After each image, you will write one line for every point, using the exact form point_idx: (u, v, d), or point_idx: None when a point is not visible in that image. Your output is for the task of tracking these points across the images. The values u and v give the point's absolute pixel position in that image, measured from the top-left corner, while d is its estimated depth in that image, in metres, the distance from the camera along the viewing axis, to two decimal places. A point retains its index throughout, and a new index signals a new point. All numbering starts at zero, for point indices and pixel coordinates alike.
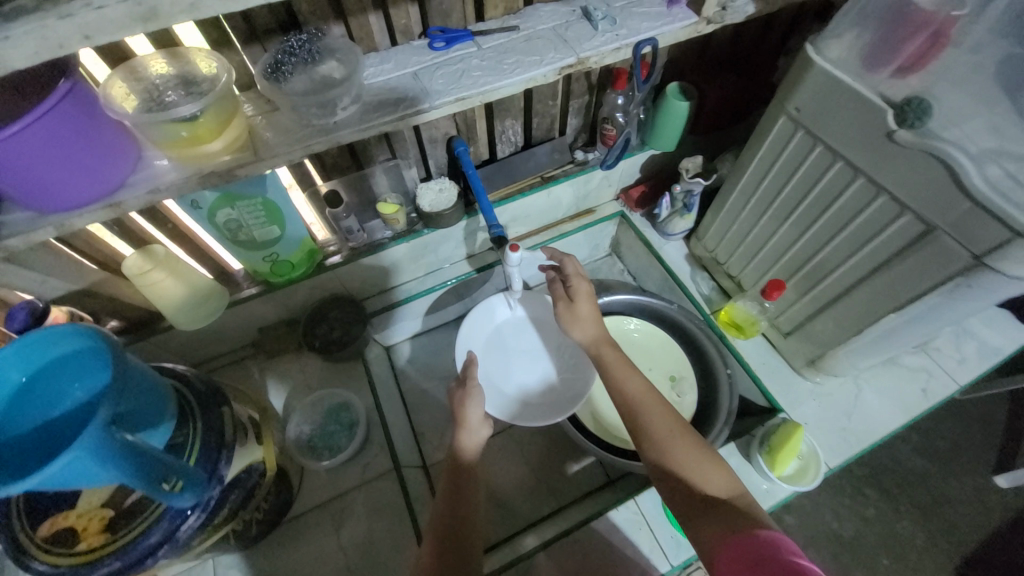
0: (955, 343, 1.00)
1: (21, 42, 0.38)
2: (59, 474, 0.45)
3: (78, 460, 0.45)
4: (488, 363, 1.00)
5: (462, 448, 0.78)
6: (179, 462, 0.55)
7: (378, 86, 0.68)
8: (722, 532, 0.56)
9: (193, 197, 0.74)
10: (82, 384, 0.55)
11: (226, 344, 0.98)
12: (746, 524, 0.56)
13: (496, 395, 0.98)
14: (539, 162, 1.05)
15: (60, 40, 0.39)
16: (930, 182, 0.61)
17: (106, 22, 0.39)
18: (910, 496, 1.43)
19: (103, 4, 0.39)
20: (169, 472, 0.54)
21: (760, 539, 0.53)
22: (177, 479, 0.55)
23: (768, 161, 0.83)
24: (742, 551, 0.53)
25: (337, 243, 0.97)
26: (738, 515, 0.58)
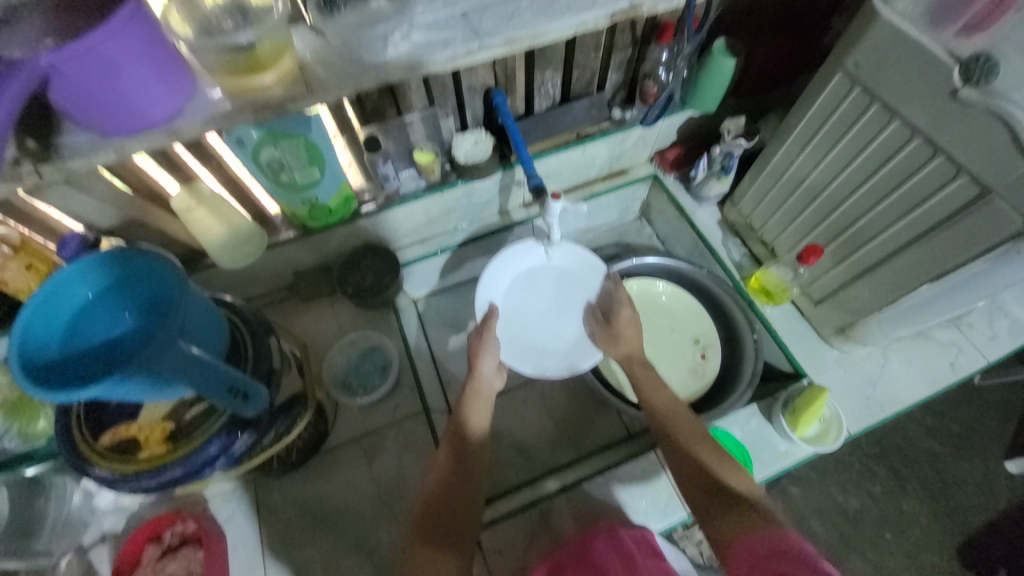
0: (989, 321, 0.98)
1: None
2: (112, 390, 0.50)
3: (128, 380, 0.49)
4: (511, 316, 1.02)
5: (479, 393, 0.83)
6: (243, 376, 0.58)
7: (427, 26, 0.67)
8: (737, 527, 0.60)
9: (240, 132, 0.75)
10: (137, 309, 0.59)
11: (265, 285, 1.02)
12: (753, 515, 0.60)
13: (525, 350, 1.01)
14: (576, 118, 1.03)
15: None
16: (989, 143, 0.59)
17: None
18: (918, 475, 1.45)
19: None
20: (236, 383, 0.57)
21: (776, 535, 0.56)
22: (243, 390, 0.58)
23: (817, 121, 0.80)
24: (753, 546, 0.56)
25: (372, 191, 0.98)
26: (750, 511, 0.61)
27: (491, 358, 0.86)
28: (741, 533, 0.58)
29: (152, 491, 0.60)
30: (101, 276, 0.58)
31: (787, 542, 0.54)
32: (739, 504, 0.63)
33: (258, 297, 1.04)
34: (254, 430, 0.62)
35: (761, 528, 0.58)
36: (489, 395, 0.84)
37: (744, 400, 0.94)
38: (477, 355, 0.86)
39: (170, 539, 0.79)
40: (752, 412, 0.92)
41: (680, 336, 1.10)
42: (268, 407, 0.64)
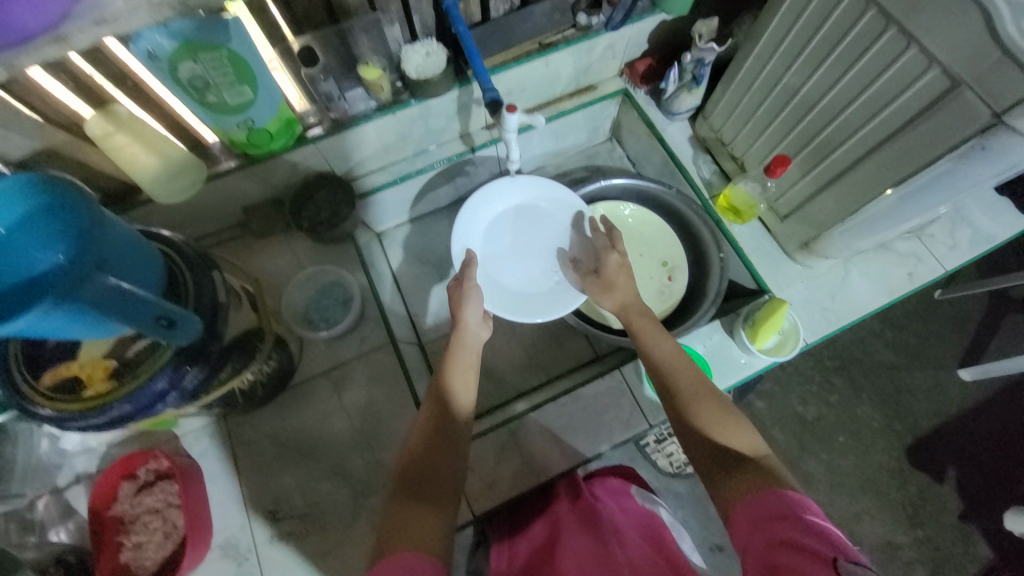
0: (951, 231, 0.99)
1: None
2: (30, 325, 0.46)
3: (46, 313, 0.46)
4: (490, 260, 0.99)
5: (464, 344, 0.83)
6: (174, 305, 0.55)
7: None
8: (742, 488, 0.56)
9: (146, 41, 0.66)
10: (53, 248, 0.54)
11: (214, 222, 0.96)
12: (763, 476, 0.56)
13: (503, 296, 0.97)
14: (537, 23, 0.94)
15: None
16: (963, 28, 0.55)
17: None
18: (873, 384, 1.54)
19: None
20: (165, 311, 0.54)
21: (782, 498, 0.52)
22: (175, 318, 0.56)
23: (792, 15, 0.74)
24: (758, 510, 0.52)
25: (317, 114, 0.90)
26: (759, 471, 0.57)
27: (475, 307, 0.85)
28: (746, 493, 0.55)
29: (104, 428, 0.58)
30: (12, 211, 0.53)
31: (794, 507, 0.51)
32: (744, 463, 0.60)
33: (209, 235, 0.99)
34: (204, 364, 0.61)
35: (768, 486, 0.54)
36: (478, 345, 0.84)
37: (707, 319, 0.96)
38: (461, 306, 0.85)
39: (145, 476, 0.81)
40: (715, 327, 0.94)
41: (649, 259, 1.08)
42: (199, 336, 0.60)
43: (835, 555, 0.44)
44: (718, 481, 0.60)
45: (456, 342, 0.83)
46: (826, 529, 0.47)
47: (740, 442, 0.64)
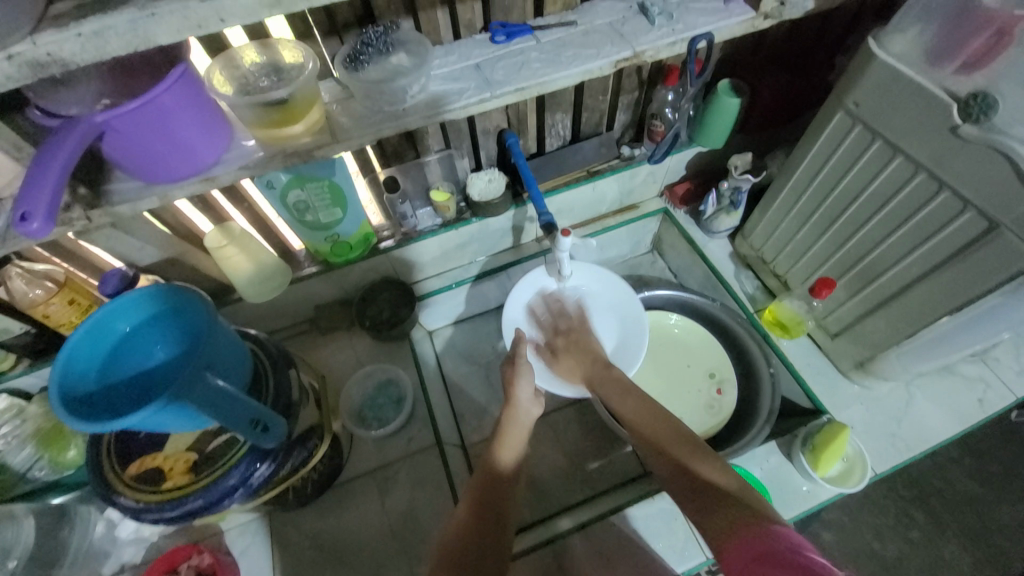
0: (1018, 354, 0.95)
1: (165, 18, 0.44)
2: (144, 421, 0.52)
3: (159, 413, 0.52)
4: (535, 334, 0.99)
5: (511, 424, 0.80)
6: (265, 408, 0.61)
7: (442, 78, 0.73)
8: (726, 526, 0.53)
9: (269, 176, 0.80)
10: (166, 345, 0.64)
11: (287, 319, 1.06)
12: (749, 513, 0.53)
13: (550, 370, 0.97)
14: (586, 156, 1.07)
15: (199, 22, 0.45)
16: (992, 177, 0.60)
17: (240, 8, 0.45)
18: (960, 521, 1.36)
19: None
20: (258, 414, 0.60)
21: (769, 531, 0.49)
22: (263, 421, 0.61)
23: (822, 156, 0.82)
24: (748, 544, 0.49)
25: (391, 228, 1.03)
26: (743, 508, 0.55)
27: (526, 384, 0.84)
28: (732, 530, 0.52)
29: (174, 521, 0.61)
30: (140, 312, 0.62)
31: (775, 543, 0.48)
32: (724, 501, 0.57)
33: (280, 330, 1.08)
34: (272, 461, 0.65)
35: (756, 522, 0.52)
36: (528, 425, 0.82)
37: (762, 437, 0.93)
38: (513, 382, 0.84)
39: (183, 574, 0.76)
40: (771, 449, 0.90)
41: (695, 370, 1.09)
42: (285, 437, 0.66)
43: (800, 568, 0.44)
44: (705, 524, 0.56)
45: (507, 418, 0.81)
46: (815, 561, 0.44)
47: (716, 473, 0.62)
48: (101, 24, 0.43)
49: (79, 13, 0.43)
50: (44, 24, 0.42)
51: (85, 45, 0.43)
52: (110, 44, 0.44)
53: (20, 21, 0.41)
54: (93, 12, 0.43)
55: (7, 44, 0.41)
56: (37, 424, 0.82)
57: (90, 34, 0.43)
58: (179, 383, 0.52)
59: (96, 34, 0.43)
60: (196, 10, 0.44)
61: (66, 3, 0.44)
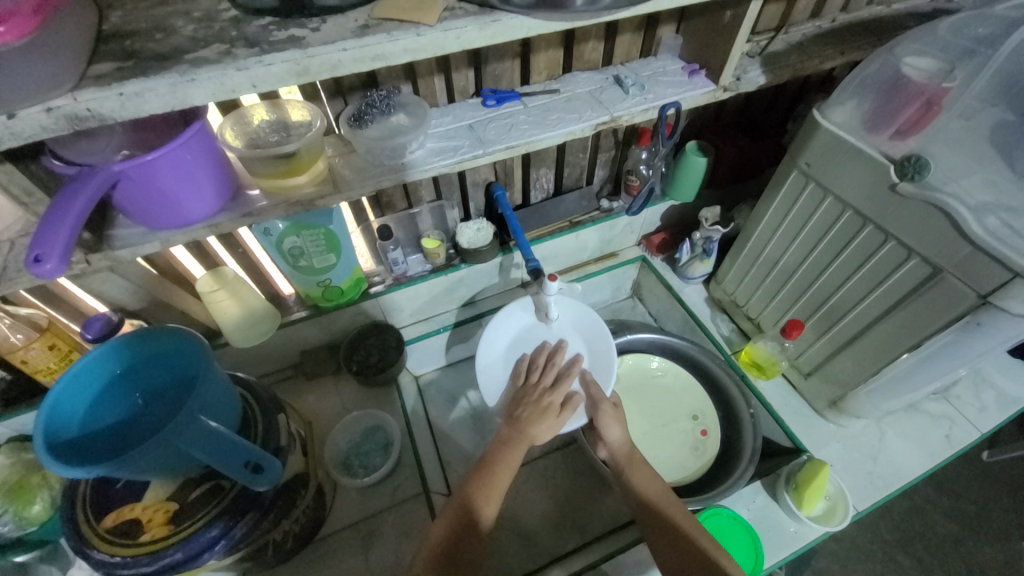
0: (975, 391, 1.01)
1: (203, 83, 0.48)
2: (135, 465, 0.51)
3: None
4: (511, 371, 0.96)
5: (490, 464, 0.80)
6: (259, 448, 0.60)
7: (438, 136, 0.79)
8: None
9: (267, 224, 0.83)
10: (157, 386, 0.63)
11: (273, 364, 1.05)
12: None
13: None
14: (568, 208, 1.14)
15: (232, 86, 0.49)
16: (932, 228, 0.67)
17: (270, 75, 0.50)
18: (944, 563, 1.37)
19: (270, 62, 0.49)
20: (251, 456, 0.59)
21: None
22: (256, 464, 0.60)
23: (784, 208, 0.90)
24: None
25: (381, 273, 1.06)
26: None
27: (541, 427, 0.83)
28: None
29: None
30: (128, 355, 0.62)
31: None
32: None
33: (263, 376, 1.06)
34: (257, 510, 0.63)
35: None
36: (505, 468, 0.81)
37: (749, 475, 0.93)
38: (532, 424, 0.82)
39: None
40: (757, 489, 0.92)
41: (678, 412, 1.12)
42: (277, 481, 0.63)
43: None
44: None
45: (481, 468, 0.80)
46: None
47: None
48: (140, 85, 0.46)
49: (118, 75, 0.47)
50: (85, 82, 0.46)
51: (123, 103, 0.47)
52: (147, 103, 0.48)
53: (64, 80, 0.45)
54: (131, 74, 0.47)
55: (49, 99, 0.44)
56: (2, 476, 0.77)
57: (131, 94, 0.46)
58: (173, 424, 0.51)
59: (136, 94, 0.46)
60: (233, 77, 0.48)
61: (105, 66, 0.48)
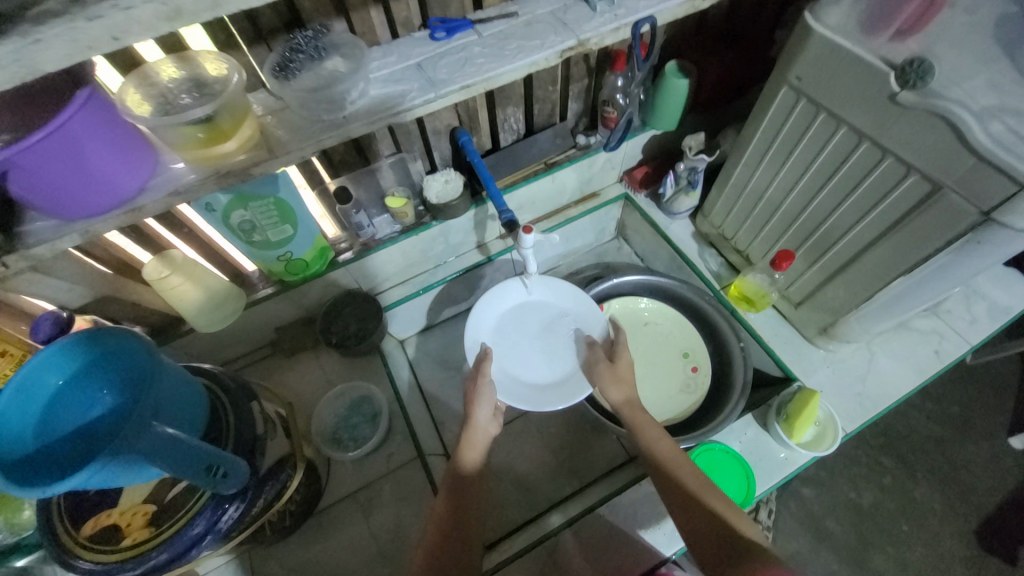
0: (965, 305, 1.00)
1: (53, 44, 0.39)
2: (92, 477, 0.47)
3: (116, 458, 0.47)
4: (504, 350, 0.97)
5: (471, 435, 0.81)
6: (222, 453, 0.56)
7: (382, 79, 0.69)
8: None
9: (207, 198, 0.75)
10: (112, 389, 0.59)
11: (247, 345, 1.01)
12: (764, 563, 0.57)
13: (515, 384, 0.93)
14: (543, 148, 1.05)
15: (89, 42, 0.40)
16: (933, 140, 0.61)
17: (133, 21, 0.40)
18: (925, 462, 1.44)
19: (132, 5, 0.40)
20: (213, 461, 0.56)
21: None
22: (222, 468, 0.57)
23: (773, 130, 0.83)
24: None
25: (348, 240, 0.99)
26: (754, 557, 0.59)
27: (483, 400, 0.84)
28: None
29: None
30: (70, 363, 0.57)
31: None
32: (737, 547, 0.61)
33: (240, 358, 1.02)
34: (242, 501, 0.61)
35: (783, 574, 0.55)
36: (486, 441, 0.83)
37: (739, 412, 0.94)
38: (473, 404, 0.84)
39: None
40: (748, 421, 0.92)
41: (669, 352, 1.11)
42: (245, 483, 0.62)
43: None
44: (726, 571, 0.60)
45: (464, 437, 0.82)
46: None
47: (741, 524, 0.65)
48: None
49: None
50: None
51: None
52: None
53: None
54: None
55: None
56: None
57: None
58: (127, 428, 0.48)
59: None
60: (85, 31, 0.40)
61: None
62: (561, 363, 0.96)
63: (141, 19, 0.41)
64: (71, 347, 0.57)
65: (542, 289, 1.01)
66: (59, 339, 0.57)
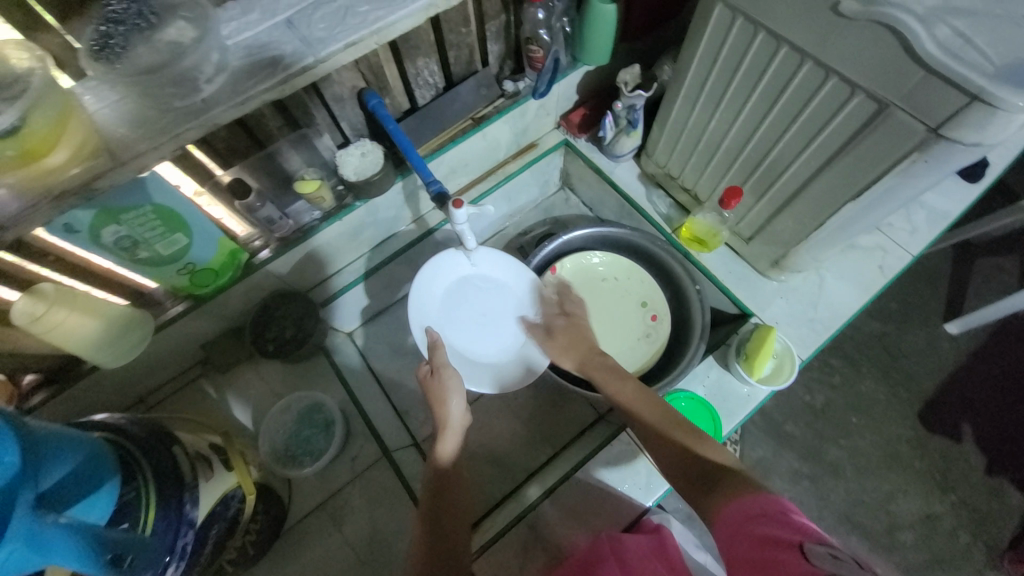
0: (907, 215, 1.01)
1: None
2: None
3: (16, 553, 0.40)
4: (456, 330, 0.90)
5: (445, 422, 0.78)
6: (130, 537, 0.50)
7: (246, 47, 0.56)
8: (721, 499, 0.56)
9: (65, 218, 0.61)
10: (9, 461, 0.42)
11: (172, 369, 0.91)
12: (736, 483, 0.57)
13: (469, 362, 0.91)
14: (466, 102, 0.93)
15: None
16: (878, 54, 0.56)
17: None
18: (872, 359, 1.54)
19: None
20: (120, 547, 0.49)
21: (759, 498, 0.53)
22: (132, 556, 0.50)
23: (710, 56, 0.76)
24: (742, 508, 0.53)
25: (262, 236, 0.86)
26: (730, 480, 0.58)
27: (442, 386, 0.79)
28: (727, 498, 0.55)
29: None
30: None
31: (775, 506, 0.51)
32: (712, 477, 0.60)
33: (166, 384, 0.92)
34: (180, 557, 0.57)
35: (752, 490, 0.54)
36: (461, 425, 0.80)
37: (700, 354, 0.92)
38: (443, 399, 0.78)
39: None
40: (710, 364, 0.93)
41: (627, 303, 1.08)
42: (173, 542, 0.56)
43: (801, 539, 0.46)
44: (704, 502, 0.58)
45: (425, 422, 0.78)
46: (803, 524, 0.48)
47: (714, 454, 0.64)
48: None
49: None
50: None
51: None
52: None
53: None
54: None
55: None
56: None
57: None
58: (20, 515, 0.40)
59: None
60: None
61: None
62: (514, 335, 0.94)
63: None
64: None
65: (487, 259, 0.91)
66: None
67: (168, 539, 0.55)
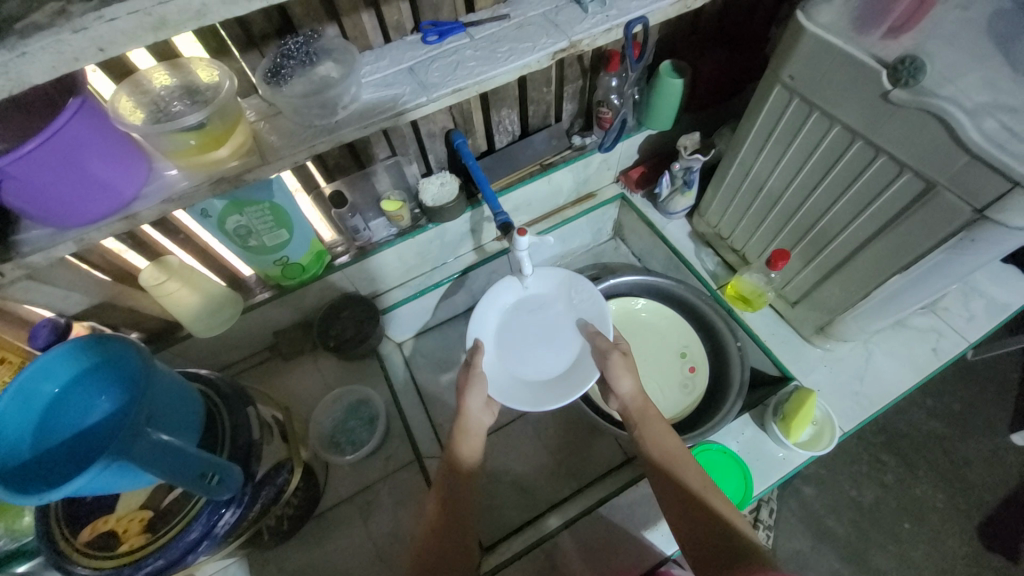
0: (964, 302, 1.00)
1: (37, 57, 0.39)
2: (96, 480, 0.47)
3: (114, 465, 0.47)
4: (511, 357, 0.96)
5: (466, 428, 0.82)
6: (214, 458, 0.57)
7: (374, 84, 0.69)
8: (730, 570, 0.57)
9: (203, 205, 0.75)
10: (108, 395, 0.59)
11: (245, 349, 1.02)
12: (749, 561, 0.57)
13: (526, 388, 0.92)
14: (537, 149, 1.05)
15: (73, 54, 0.41)
16: (926, 138, 0.61)
17: (117, 33, 0.41)
18: (929, 460, 1.43)
19: (115, 17, 0.40)
20: (207, 466, 0.56)
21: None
22: (214, 473, 0.57)
23: (767, 129, 0.83)
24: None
25: (345, 243, 0.99)
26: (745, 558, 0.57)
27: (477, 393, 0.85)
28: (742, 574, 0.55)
29: None
30: (65, 371, 0.58)
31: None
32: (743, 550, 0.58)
33: (238, 362, 1.03)
34: (238, 505, 0.62)
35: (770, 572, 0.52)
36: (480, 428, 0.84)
37: (736, 411, 0.93)
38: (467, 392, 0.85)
39: None
40: (745, 421, 0.93)
41: (667, 353, 1.11)
42: (239, 486, 0.62)
43: None
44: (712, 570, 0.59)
45: (456, 424, 0.82)
46: None
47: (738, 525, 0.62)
48: None
49: None
50: None
51: None
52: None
53: None
54: None
55: None
56: None
57: None
58: (122, 433, 0.48)
59: None
60: (70, 42, 0.40)
61: None
62: (562, 358, 0.95)
63: (125, 30, 0.41)
64: (73, 350, 0.57)
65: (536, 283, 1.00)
66: (67, 340, 0.57)
67: (237, 482, 0.61)
